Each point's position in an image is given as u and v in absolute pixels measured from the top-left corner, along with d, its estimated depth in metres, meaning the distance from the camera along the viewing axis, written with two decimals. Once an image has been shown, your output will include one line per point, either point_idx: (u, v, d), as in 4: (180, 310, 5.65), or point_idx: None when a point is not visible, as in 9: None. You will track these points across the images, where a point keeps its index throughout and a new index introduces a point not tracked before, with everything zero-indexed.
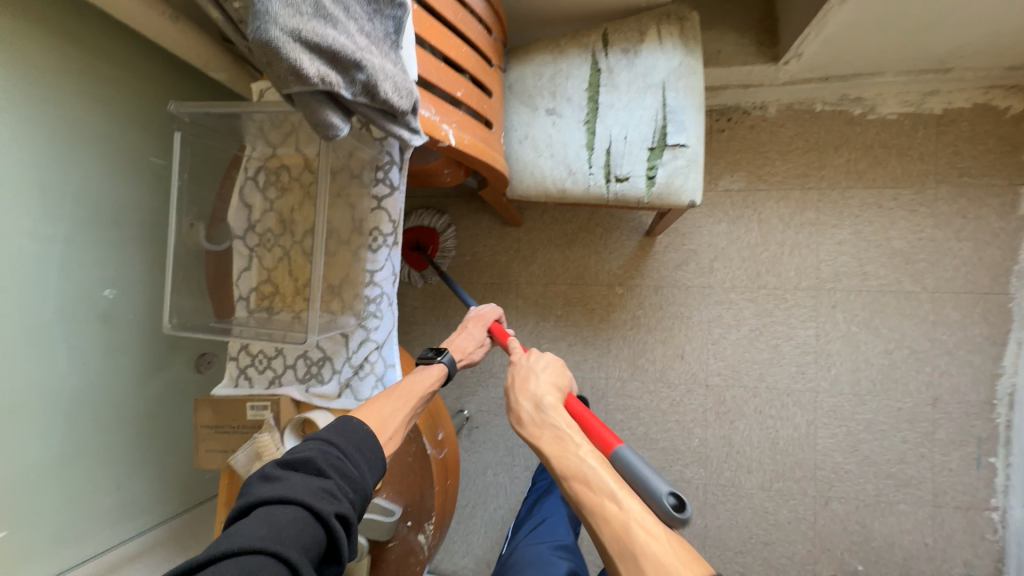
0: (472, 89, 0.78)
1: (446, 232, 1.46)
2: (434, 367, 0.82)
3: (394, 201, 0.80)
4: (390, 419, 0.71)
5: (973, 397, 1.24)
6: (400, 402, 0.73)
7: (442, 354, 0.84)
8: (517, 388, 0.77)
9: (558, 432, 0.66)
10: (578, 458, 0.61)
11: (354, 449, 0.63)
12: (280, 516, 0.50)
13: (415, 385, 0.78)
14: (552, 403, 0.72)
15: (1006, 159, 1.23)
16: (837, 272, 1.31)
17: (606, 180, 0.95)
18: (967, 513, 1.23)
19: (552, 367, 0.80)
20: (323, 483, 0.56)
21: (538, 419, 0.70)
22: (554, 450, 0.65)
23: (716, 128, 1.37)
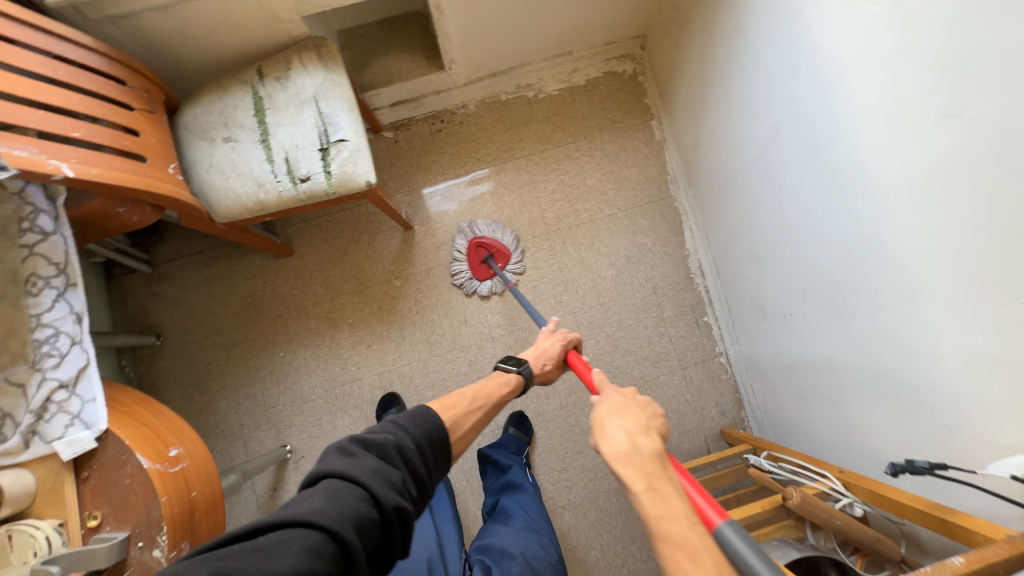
0: (100, 130, 0.86)
1: (513, 249, 1.56)
2: (513, 376, 1.01)
3: (52, 244, 0.86)
4: (468, 422, 0.86)
5: (678, 277, 1.59)
6: (476, 406, 0.89)
7: (523, 364, 1.03)
8: (616, 420, 0.71)
9: (665, 491, 0.61)
10: (690, 531, 0.56)
11: (422, 445, 0.74)
12: (347, 498, 0.60)
13: (497, 393, 0.95)
14: (655, 451, 0.66)
15: (637, 104, 1.67)
16: (558, 215, 1.61)
17: (292, 183, 1.09)
18: (705, 365, 1.56)
19: (656, 414, 0.74)
20: (390, 472, 0.66)
21: (640, 462, 0.65)
22: (657, 510, 0.59)
23: (433, 130, 1.64)
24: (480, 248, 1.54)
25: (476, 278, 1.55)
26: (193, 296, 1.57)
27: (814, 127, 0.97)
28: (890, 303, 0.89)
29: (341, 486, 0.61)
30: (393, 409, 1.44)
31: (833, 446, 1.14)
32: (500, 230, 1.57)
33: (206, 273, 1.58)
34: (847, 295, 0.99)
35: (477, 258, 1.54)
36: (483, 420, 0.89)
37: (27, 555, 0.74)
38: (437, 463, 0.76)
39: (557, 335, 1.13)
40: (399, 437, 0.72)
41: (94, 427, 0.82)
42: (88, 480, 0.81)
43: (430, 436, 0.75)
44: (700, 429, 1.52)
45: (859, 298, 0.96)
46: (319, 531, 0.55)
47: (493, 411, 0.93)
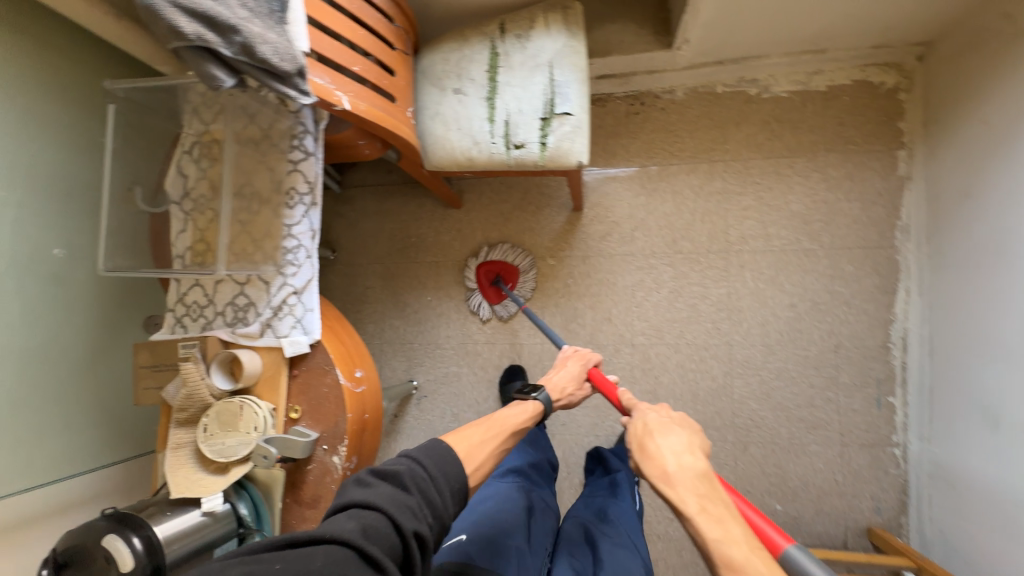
0: (371, 67, 0.91)
1: (526, 269, 1.53)
2: (530, 403, 0.96)
3: (309, 164, 0.94)
4: (481, 448, 0.79)
5: (871, 342, 1.35)
6: (491, 436, 0.82)
7: (538, 392, 0.98)
8: (656, 442, 0.71)
9: (719, 515, 0.60)
10: (749, 558, 0.56)
11: (437, 473, 0.69)
12: (364, 517, 0.58)
13: (508, 420, 0.88)
14: (705, 472, 0.66)
15: (885, 127, 1.38)
16: (743, 235, 1.43)
17: (506, 148, 1.08)
18: (872, 450, 1.33)
19: (693, 430, 0.74)
20: (406, 498, 0.63)
21: (695, 485, 0.64)
22: (718, 536, 0.59)
23: (630, 111, 1.52)
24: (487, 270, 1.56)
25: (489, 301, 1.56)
26: (367, 223, 1.71)
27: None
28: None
29: (356, 507, 0.60)
30: (517, 381, 1.49)
31: None
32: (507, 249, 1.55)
33: (382, 206, 1.70)
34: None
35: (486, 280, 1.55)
36: (499, 449, 0.82)
37: (251, 427, 0.85)
38: (455, 495, 0.70)
39: (577, 357, 1.12)
40: (412, 464, 0.69)
41: (309, 334, 0.92)
42: (296, 378, 0.93)
43: (446, 466, 0.71)
44: (841, 516, 1.32)
45: None
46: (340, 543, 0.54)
47: (508, 439, 0.85)
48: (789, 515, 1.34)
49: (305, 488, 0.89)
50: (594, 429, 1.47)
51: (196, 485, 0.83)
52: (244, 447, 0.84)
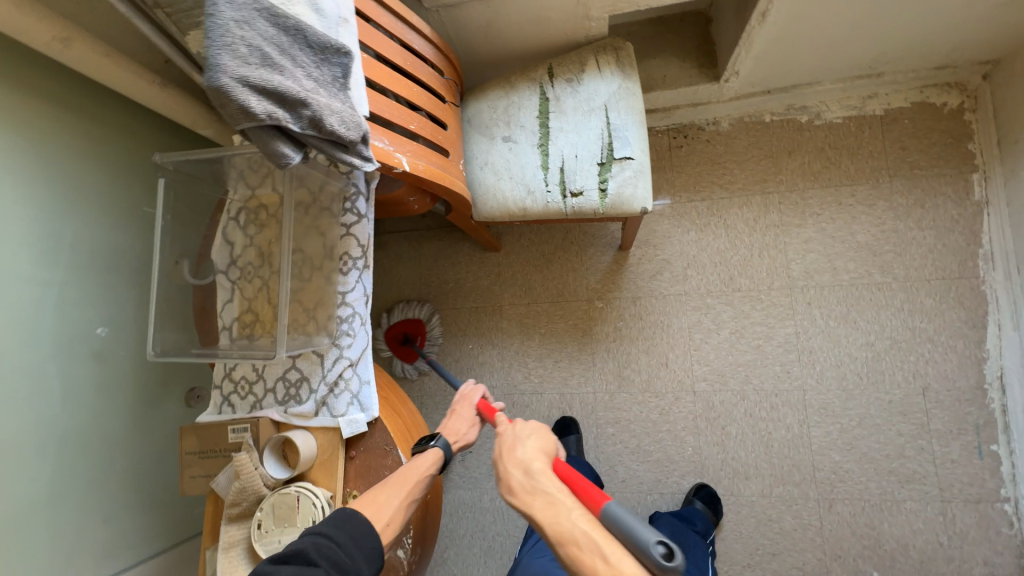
0: (425, 123, 0.86)
1: (430, 321, 1.53)
2: (429, 451, 0.82)
3: (362, 227, 0.89)
4: (385, 505, 0.73)
5: (963, 384, 1.22)
6: (396, 486, 0.76)
7: (435, 437, 0.84)
8: (504, 456, 0.74)
9: (550, 498, 0.66)
10: (573, 523, 0.62)
11: (346, 539, 0.67)
12: None
13: (412, 469, 0.79)
14: (535, 467, 0.70)
15: (954, 149, 1.29)
16: (807, 269, 1.34)
17: (562, 196, 1.02)
18: (978, 507, 1.18)
19: (528, 427, 0.79)
20: (312, 574, 0.61)
21: (528, 485, 0.69)
22: (548, 516, 0.64)
23: (674, 144, 1.46)
24: (394, 332, 1.53)
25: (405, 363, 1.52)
26: (402, 270, 1.65)
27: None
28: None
29: None
30: (571, 436, 1.37)
31: None
32: (411, 307, 1.55)
33: (417, 251, 1.65)
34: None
35: (395, 342, 1.53)
36: (408, 499, 0.75)
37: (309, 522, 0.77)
38: (371, 554, 0.68)
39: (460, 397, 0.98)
40: (313, 538, 0.66)
41: (367, 412, 0.85)
42: (354, 460, 0.85)
43: (352, 528, 0.69)
44: None
45: None
46: None
47: (418, 487, 0.77)
48: None
49: None
50: (657, 486, 1.35)
51: None
52: None
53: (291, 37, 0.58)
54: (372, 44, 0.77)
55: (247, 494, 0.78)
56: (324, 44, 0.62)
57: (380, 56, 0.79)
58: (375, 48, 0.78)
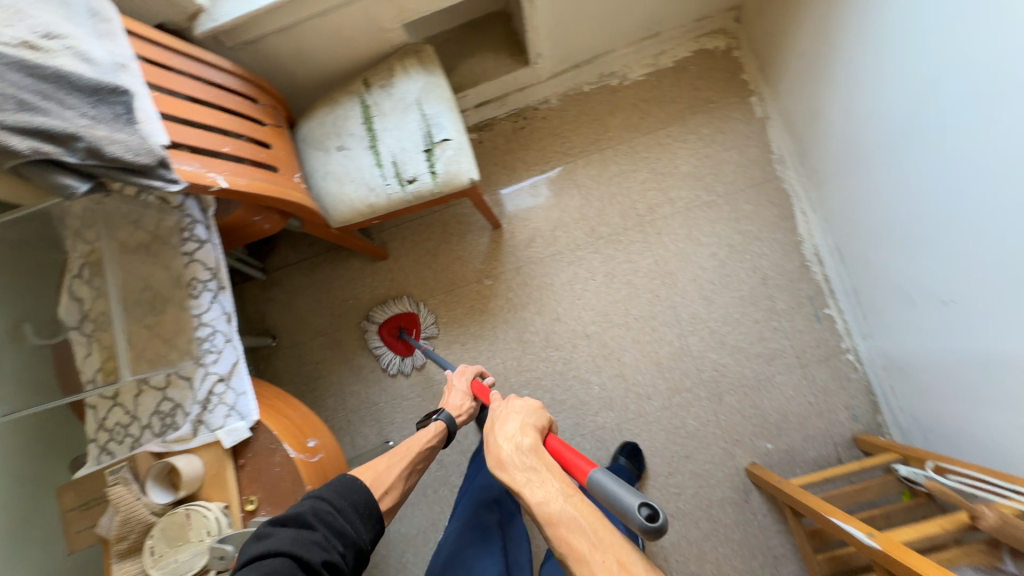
0: (243, 145, 0.95)
1: (420, 311, 1.58)
2: (432, 425, 0.94)
3: (207, 251, 0.94)
4: (385, 473, 0.85)
5: (791, 266, 1.45)
6: (397, 459, 0.88)
7: (438, 413, 0.96)
8: (495, 433, 0.79)
9: (539, 476, 0.70)
10: (561, 506, 0.65)
11: (343, 505, 0.76)
12: (267, 567, 0.64)
13: (413, 442, 0.92)
14: (529, 446, 0.74)
15: (733, 81, 1.55)
16: (650, 205, 1.53)
17: (400, 185, 1.12)
18: (829, 363, 1.39)
19: (528, 408, 0.83)
20: (309, 536, 0.69)
21: (519, 462, 0.73)
22: (537, 493, 0.68)
23: (516, 127, 1.63)
24: (387, 327, 1.60)
25: (400, 355, 1.58)
26: (301, 300, 1.69)
27: (994, 64, 0.83)
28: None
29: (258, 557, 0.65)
30: None
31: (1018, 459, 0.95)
32: (395, 302, 1.60)
33: (312, 279, 1.69)
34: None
35: (390, 337, 1.59)
36: (406, 470, 0.87)
37: (203, 533, 0.80)
38: (369, 518, 0.77)
39: (461, 374, 1.06)
40: (313, 503, 0.74)
41: (247, 418, 0.89)
42: (244, 468, 0.88)
43: (352, 497, 0.77)
44: (827, 434, 1.35)
45: None
46: None
47: (417, 459, 0.90)
48: (783, 450, 1.36)
49: None
50: (577, 429, 1.45)
51: None
52: (201, 556, 0.79)
53: (55, 84, 0.65)
54: (177, 87, 0.87)
55: (133, 524, 0.80)
56: (95, 86, 0.68)
57: (189, 97, 0.90)
58: (183, 91, 0.88)
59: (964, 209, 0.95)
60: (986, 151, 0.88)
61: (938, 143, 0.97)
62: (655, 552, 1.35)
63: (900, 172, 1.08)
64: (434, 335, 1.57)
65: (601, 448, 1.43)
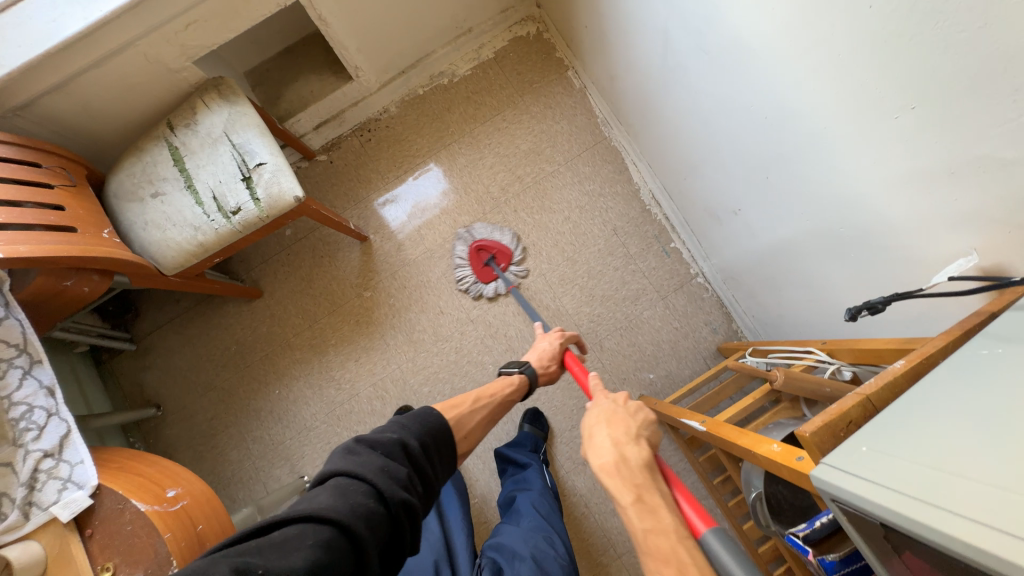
0: (25, 211, 0.91)
1: (513, 248, 1.56)
2: (514, 377, 1.09)
3: (8, 327, 0.90)
4: (469, 417, 0.96)
5: (634, 213, 1.60)
6: (480, 407, 0.99)
7: (523, 364, 1.11)
8: (603, 437, 0.78)
9: (653, 506, 0.68)
10: (676, 545, 0.63)
11: (427, 443, 0.83)
12: (355, 495, 0.69)
13: (497, 390, 1.04)
14: (643, 464, 0.73)
15: (549, 60, 1.68)
16: (502, 186, 1.63)
17: (225, 218, 1.12)
18: (685, 289, 1.55)
19: (646, 421, 0.82)
20: (393, 470, 0.75)
21: (627, 473, 0.72)
22: (647, 523, 0.66)
23: (363, 141, 1.67)
24: (478, 253, 1.56)
25: (479, 282, 1.55)
26: (181, 360, 1.61)
27: (691, 6, 0.99)
28: (796, 153, 0.90)
29: (349, 480, 0.71)
30: None
31: (817, 325, 1.11)
32: (495, 231, 1.58)
33: (188, 336, 1.62)
34: (777, 171, 0.98)
35: (479, 263, 1.55)
36: (485, 416, 0.99)
37: None
38: (443, 462, 0.86)
39: (555, 335, 1.23)
40: (403, 437, 0.81)
41: (86, 485, 0.86)
42: (93, 536, 0.84)
43: (433, 439, 0.85)
44: (696, 352, 1.50)
45: (787, 170, 0.95)
46: (329, 522, 0.64)
47: (497, 409, 1.02)
48: (663, 376, 1.49)
49: None
50: None
51: None
52: None
53: None
54: None
55: None
56: None
57: None
58: None
59: (721, 133, 1.10)
60: (714, 81, 1.03)
61: (687, 83, 1.12)
62: (576, 502, 1.46)
63: (678, 114, 1.24)
64: (517, 280, 1.57)
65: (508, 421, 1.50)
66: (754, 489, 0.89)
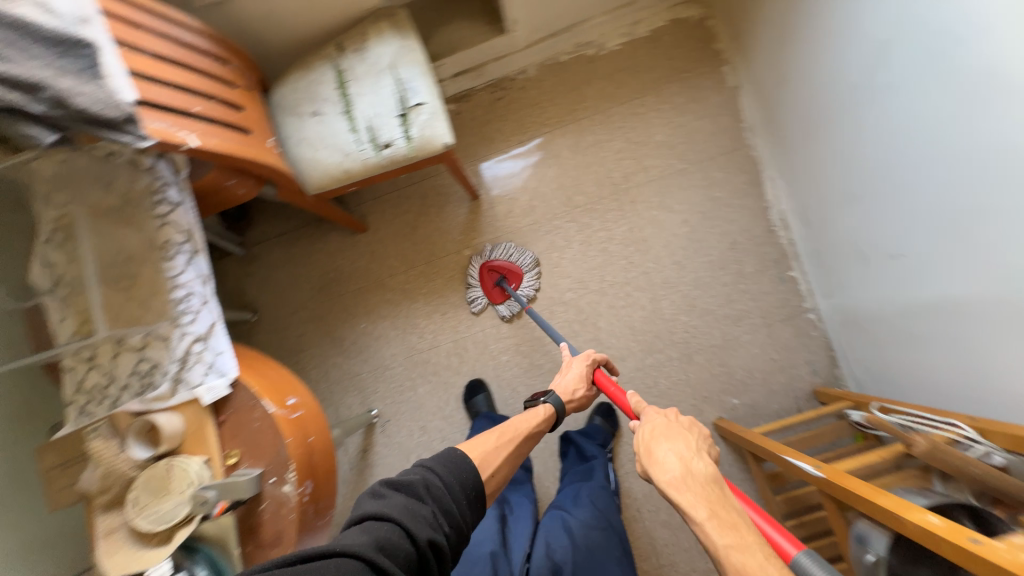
0: (212, 106, 0.94)
1: (526, 269, 1.53)
2: (542, 408, 1.03)
3: (180, 213, 0.95)
4: (496, 456, 0.89)
5: (757, 231, 1.51)
6: (505, 442, 0.92)
7: (546, 396, 1.05)
8: (664, 450, 0.75)
9: (732, 522, 0.64)
10: (759, 562, 0.59)
11: (452, 481, 0.79)
12: (379, 531, 0.67)
13: (522, 425, 0.97)
14: (710, 477, 0.70)
15: (707, 50, 1.58)
16: (625, 174, 1.57)
17: (375, 150, 1.13)
18: (793, 322, 1.47)
19: (703, 436, 0.79)
20: (418, 508, 0.72)
21: (697, 489, 0.68)
22: (726, 538, 0.63)
23: (494, 98, 1.64)
24: (491, 271, 1.55)
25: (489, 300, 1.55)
26: (281, 274, 1.68)
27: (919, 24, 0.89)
28: (1009, 212, 0.81)
29: (373, 517, 0.69)
30: (480, 395, 1.49)
31: (957, 396, 1.03)
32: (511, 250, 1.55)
33: (291, 254, 1.69)
34: (975, 225, 0.89)
35: (489, 282, 1.54)
36: (513, 453, 0.92)
37: (185, 484, 0.83)
38: (470, 502, 0.79)
39: (583, 357, 1.16)
40: (425, 477, 0.77)
41: (226, 375, 0.90)
42: (225, 423, 0.90)
43: (460, 477, 0.80)
44: (789, 388, 1.44)
45: (989, 227, 0.86)
46: (354, 556, 0.62)
47: (523, 445, 0.95)
48: (748, 405, 1.44)
49: (263, 526, 0.86)
50: None
51: (140, 560, 0.79)
52: (185, 507, 0.81)
53: (19, 33, 0.66)
54: (141, 43, 0.84)
55: (115, 478, 0.83)
56: (60, 39, 0.70)
57: (158, 55, 0.87)
58: (151, 48, 0.86)
59: (908, 171, 1.00)
60: (921, 111, 0.93)
61: (883, 109, 1.03)
62: (629, 504, 1.46)
63: (854, 138, 1.14)
64: (530, 297, 1.54)
65: None
66: (869, 550, 0.84)
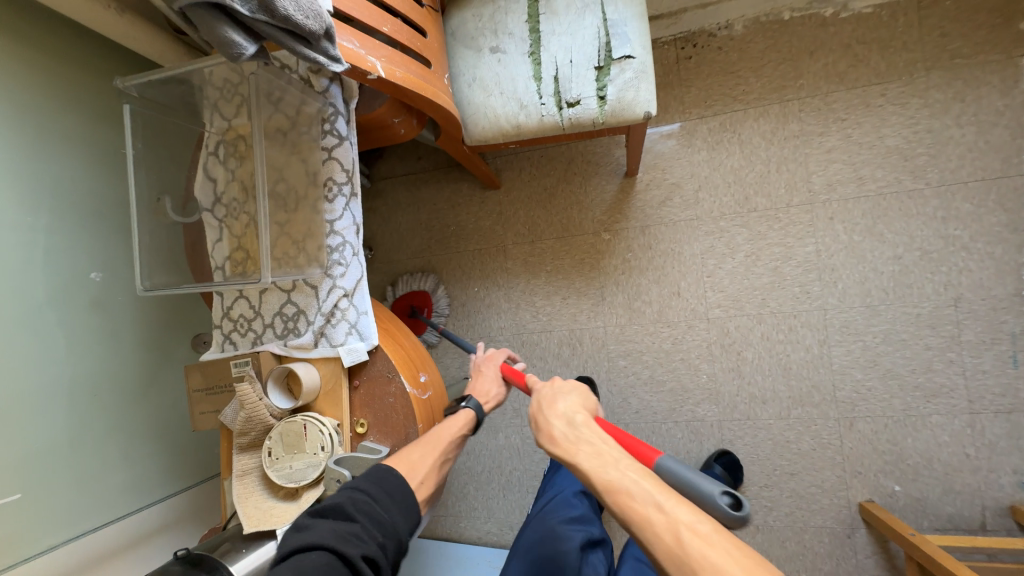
0: (401, 27, 0.79)
1: (435, 291, 1.49)
2: (461, 413, 0.84)
3: (344, 150, 0.83)
4: (422, 463, 0.73)
5: (999, 292, 1.14)
6: (429, 448, 0.75)
7: (465, 400, 0.86)
8: (545, 410, 0.71)
9: (596, 448, 0.60)
10: (622, 472, 0.56)
11: (383, 495, 0.66)
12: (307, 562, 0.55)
13: (446, 430, 0.79)
14: (583, 421, 0.67)
15: (1004, 31, 1.14)
16: (830, 181, 1.24)
17: (557, 107, 0.94)
18: (1012, 417, 1.14)
19: (575, 389, 0.76)
20: (349, 527, 0.60)
21: (570, 437, 0.64)
22: (594, 464, 0.58)
23: (682, 56, 1.34)
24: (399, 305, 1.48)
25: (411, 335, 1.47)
26: (401, 217, 1.61)
27: None
28: None
29: (298, 551, 0.57)
30: None
31: None
32: (417, 278, 1.52)
33: (415, 196, 1.59)
34: None
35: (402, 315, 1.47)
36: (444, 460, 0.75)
37: (318, 447, 0.78)
38: (409, 509, 0.67)
39: (488, 359, 0.98)
40: (350, 493, 0.65)
41: (366, 340, 0.83)
42: (359, 389, 0.84)
43: (389, 485, 0.67)
44: (977, 494, 1.14)
45: None
46: None
47: (450, 448, 0.77)
48: (913, 497, 1.18)
49: None
50: (671, 415, 1.32)
51: (269, 512, 0.77)
52: (314, 470, 0.77)
53: None
54: None
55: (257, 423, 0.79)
56: None
57: None
58: None
59: None
60: None
61: None
62: None
63: None
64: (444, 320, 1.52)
65: (695, 441, 1.30)
66: None
